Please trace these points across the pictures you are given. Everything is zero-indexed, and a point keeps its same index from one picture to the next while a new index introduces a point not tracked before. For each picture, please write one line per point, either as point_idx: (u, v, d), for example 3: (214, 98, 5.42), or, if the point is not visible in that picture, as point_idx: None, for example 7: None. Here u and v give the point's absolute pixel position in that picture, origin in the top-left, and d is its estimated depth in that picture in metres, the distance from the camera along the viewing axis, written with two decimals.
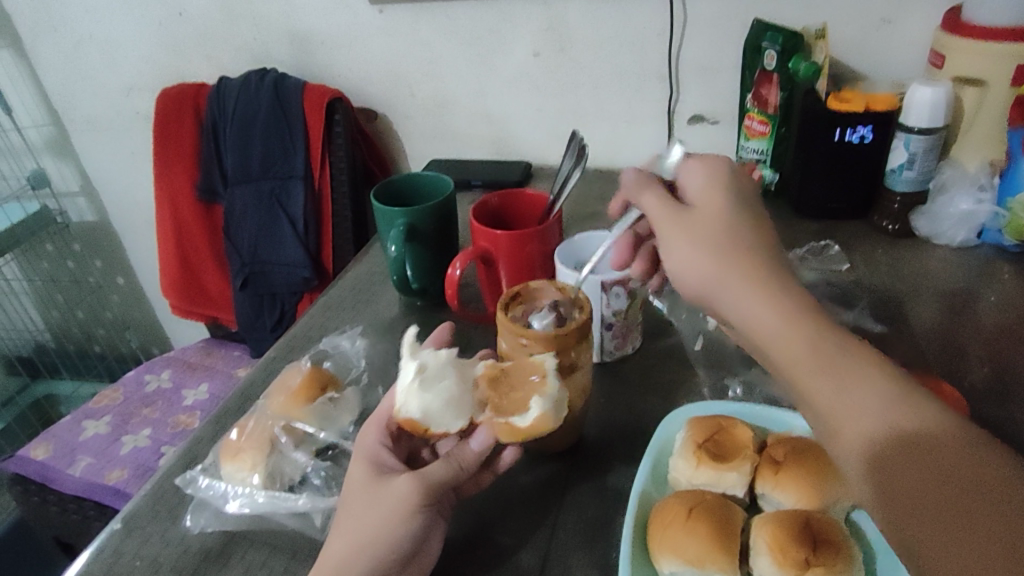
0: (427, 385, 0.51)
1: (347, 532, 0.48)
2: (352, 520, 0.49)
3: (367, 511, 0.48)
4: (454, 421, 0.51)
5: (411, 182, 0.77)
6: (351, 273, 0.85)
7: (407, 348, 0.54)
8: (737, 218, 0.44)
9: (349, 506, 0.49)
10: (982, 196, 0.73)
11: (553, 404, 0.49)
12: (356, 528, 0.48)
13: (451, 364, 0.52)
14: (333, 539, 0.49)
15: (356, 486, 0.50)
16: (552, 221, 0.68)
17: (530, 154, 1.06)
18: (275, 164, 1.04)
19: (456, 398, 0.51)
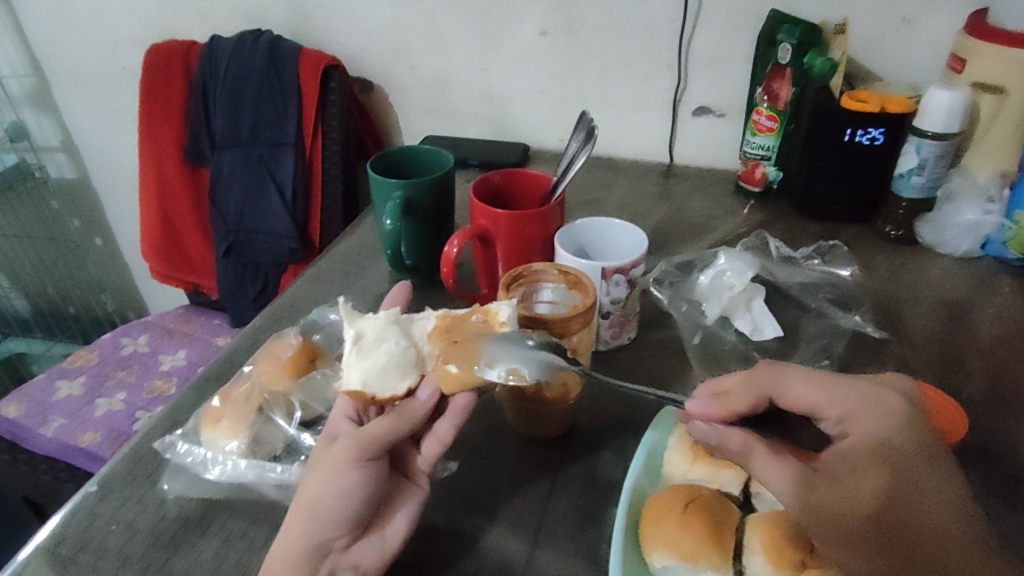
0: (364, 353, 0.47)
1: (304, 499, 0.47)
2: (307, 490, 0.47)
3: (322, 470, 0.47)
4: (402, 381, 0.47)
5: (408, 156, 0.75)
6: (342, 246, 0.83)
7: (344, 314, 0.49)
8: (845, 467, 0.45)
9: (308, 477, 0.48)
10: (990, 207, 0.73)
11: (500, 351, 0.47)
12: (310, 490, 0.47)
13: (394, 324, 0.48)
14: (292, 515, 0.47)
15: (319, 457, 0.49)
16: (555, 204, 0.65)
17: (529, 137, 1.04)
18: (266, 130, 1.01)
19: (400, 360, 0.47)
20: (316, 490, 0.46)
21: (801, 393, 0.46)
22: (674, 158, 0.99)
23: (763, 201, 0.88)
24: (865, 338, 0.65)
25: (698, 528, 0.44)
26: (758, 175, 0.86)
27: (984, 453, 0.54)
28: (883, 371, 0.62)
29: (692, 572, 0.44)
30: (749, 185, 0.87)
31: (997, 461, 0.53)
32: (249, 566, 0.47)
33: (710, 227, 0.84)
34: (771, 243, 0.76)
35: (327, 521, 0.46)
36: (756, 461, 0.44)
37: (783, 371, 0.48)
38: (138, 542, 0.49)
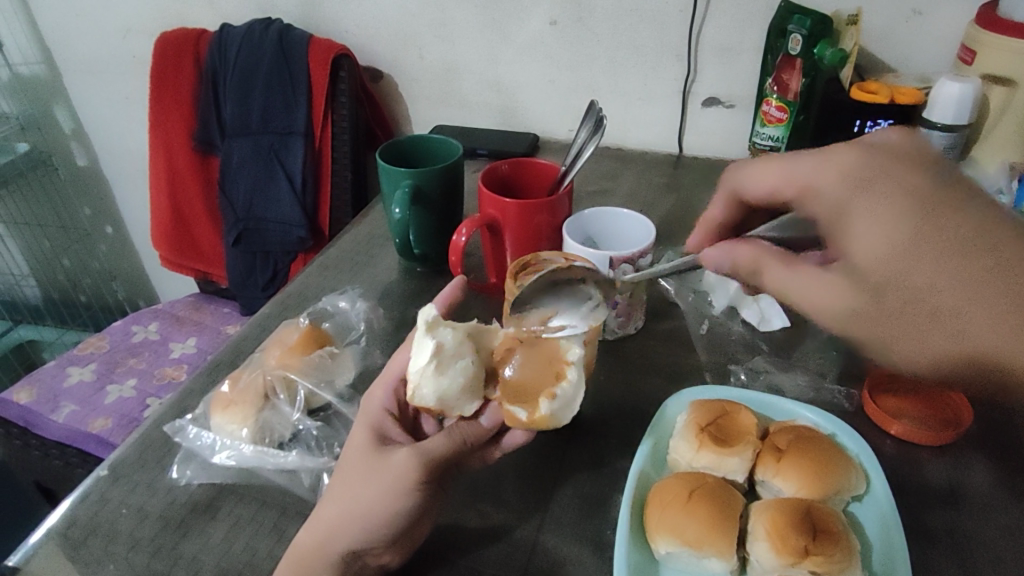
0: (444, 368, 0.48)
1: (345, 494, 0.47)
2: (348, 492, 0.46)
3: (367, 473, 0.47)
4: (469, 403, 0.50)
5: (419, 145, 0.75)
6: (351, 234, 0.84)
7: (422, 322, 0.50)
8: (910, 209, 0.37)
9: (344, 474, 0.48)
10: (999, 199, 0.71)
11: (564, 404, 0.47)
12: (349, 486, 0.47)
13: (466, 339, 0.50)
14: (326, 503, 0.47)
15: (356, 454, 0.48)
16: (562, 193, 0.66)
17: (537, 128, 1.04)
18: (275, 118, 1.02)
19: (472, 379, 0.50)
20: (360, 492, 0.46)
21: (756, 181, 0.53)
22: (682, 148, 0.99)
23: None
24: None
25: (705, 514, 0.45)
26: None
27: (988, 438, 0.54)
28: None
29: (695, 557, 0.44)
30: None
31: (1002, 448, 0.53)
32: (258, 550, 0.48)
33: None
34: None
35: (366, 525, 0.45)
36: (766, 274, 0.46)
37: (743, 170, 0.55)
38: (150, 525, 0.50)
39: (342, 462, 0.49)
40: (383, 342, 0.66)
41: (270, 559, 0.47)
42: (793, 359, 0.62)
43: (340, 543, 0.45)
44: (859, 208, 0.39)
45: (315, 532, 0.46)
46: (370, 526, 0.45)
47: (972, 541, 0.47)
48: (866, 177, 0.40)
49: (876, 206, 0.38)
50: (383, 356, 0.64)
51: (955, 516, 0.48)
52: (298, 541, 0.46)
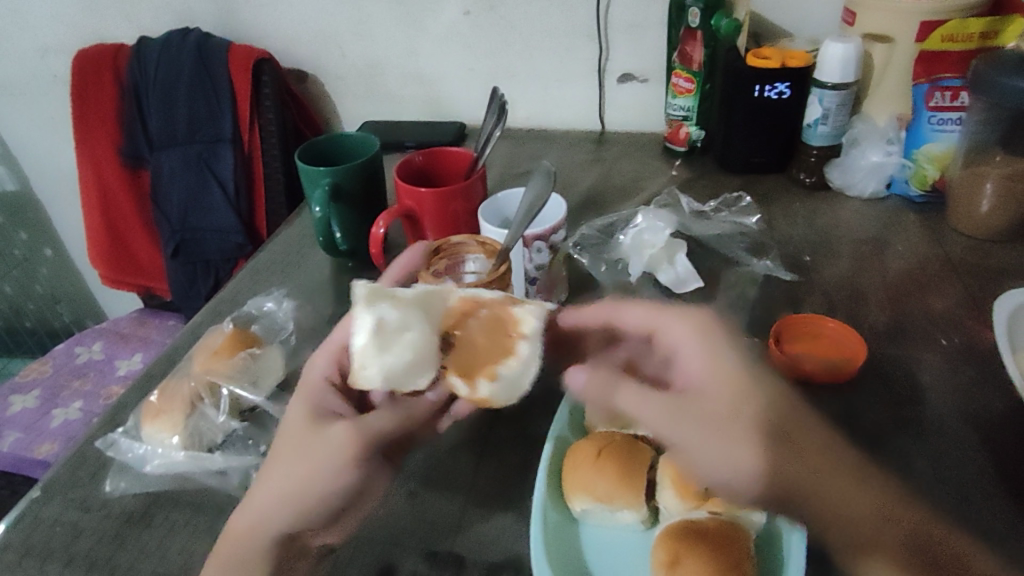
0: (387, 345, 0.48)
1: (281, 471, 0.49)
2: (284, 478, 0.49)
3: (305, 443, 0.50)
4: (423, 377, 0.49)
5: (338, 143, 0.76)
6: (282, 236, 0.84)
7: (362, 296, 0.48)
8: (738, 393, 0.48)
9: (284, 453, 0.50)
10: (890, 149, 0.79)
11: (509, 385, 0.49)
12: (284, 460, 0.50)
13: (416, 309, 0.49)
14: (260, 491, 0.50)
15: (295, 434, 0.51)
16: (476, 178, 0.68)
17: (462, 116, 1.06)
18: (201, 127, 1.02)
19: (420, 352, 0.48)
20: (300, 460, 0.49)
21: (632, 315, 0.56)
22: (604, 125, 1.01)
23: (688, 160, 0.91)
24: (777, 280, 0.69)
25: (608, 475, 0.47)
26: (682, 135, 0.90)
27: (884, 375, 0.58)
28: (794, 309, 0.66)
29: (608, 511, 0.47)
30: (674, 145, 0.91)
31: (896, 382, 0.58)
32: (195, 551, 0.49)
33: (638, 188, 0.87)
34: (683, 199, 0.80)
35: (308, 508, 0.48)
36: (621, 395, 0.50)
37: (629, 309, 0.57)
38: (83, 541, 0.51)
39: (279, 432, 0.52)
40: (314, 340, 0.68)
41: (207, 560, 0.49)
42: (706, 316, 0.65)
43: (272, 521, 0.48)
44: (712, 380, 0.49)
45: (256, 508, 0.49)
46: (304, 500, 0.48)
47: None
48: (725, 368, 0.50)
49: (722, 388, 0.49)
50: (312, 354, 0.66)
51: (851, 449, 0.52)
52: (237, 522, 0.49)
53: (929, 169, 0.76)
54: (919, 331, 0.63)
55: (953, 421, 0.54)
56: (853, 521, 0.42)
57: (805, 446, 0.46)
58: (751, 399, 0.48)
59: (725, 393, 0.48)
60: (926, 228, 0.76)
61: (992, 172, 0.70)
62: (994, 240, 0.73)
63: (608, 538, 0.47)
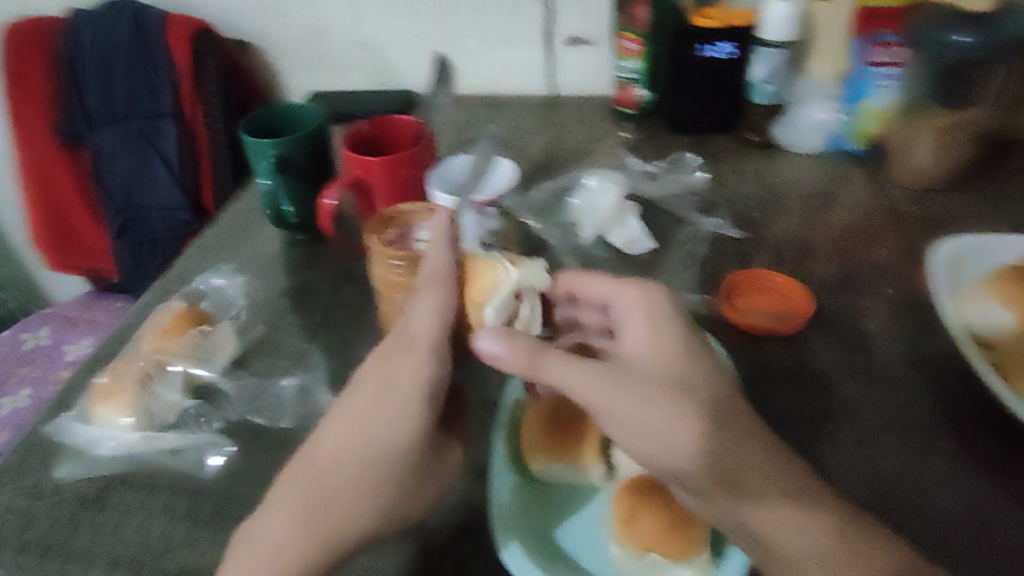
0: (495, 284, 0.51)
1: (341, 490, 0.44)
2: (319, 508, 0.43)
3: (375, 456, 0.44)
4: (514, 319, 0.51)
5: (281, 114, 0.74)
6: (230, 211, 0.82)
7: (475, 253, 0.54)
8: (686, 372, 0.44)
9: (338, 483, 0.44)
10: (834, 105, 0.80)
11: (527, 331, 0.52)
12: (353, 476, 0.44)
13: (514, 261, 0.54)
14: (277, 522, 0.43)
15: (384, 458, 0.44)
16: (424, 144, 0.67)
17: (411, 84, 1.04)
18: (142, 103, 0.99)
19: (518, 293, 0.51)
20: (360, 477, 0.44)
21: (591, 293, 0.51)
22: (555, 90, 1.01)
23: (638, 123, 0.92)
24: (726, 237, 0.70)
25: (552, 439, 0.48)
26: (632, 98, 0.90)
27: (827, 324, 0.60)
28: (742, 264, 0.67)
29: (566, 468, 0.48)
30: (624, 108, 0.91)
31: (838, 330, 0.60)
32: (152, 531, 0.49)
33: (590, 151, 0.87)
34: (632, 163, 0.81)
35: (326, 541, 0.43)
36: (549, 365, 0.44)
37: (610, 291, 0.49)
38: (36, 527, 0.50)
39: (346, 433, 0.45)
40: (267, 316, 0.67)
41: (165, 538, 0.49)
42: (657, 275, 0.66)
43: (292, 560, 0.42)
44: (655, 362, 0.45)
45: (273, 530, 0.42)
46: (327, 537, 0.43)
47: (815, 421, 0.52)
48: (660, 334, 0.46)
49: (663, 355, 0.45)
50: (265, 329, 0.65)
51: (799, 399, 0.54)
52: (250, 545, 0.42)
53: (871, 124, 0.77)
54: (861, 281, 0.65)
55: (896, 367, 0.56)
56: (761, 506, 0.41)
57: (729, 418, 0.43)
58: (686, 375, 0.44)
59: (660, 372, 0.44)
60: (868, 182, 0.78)
61: (930, 125, 0.72)
62: (934, 188, 0.76)
63: (568, 495, 0.49)
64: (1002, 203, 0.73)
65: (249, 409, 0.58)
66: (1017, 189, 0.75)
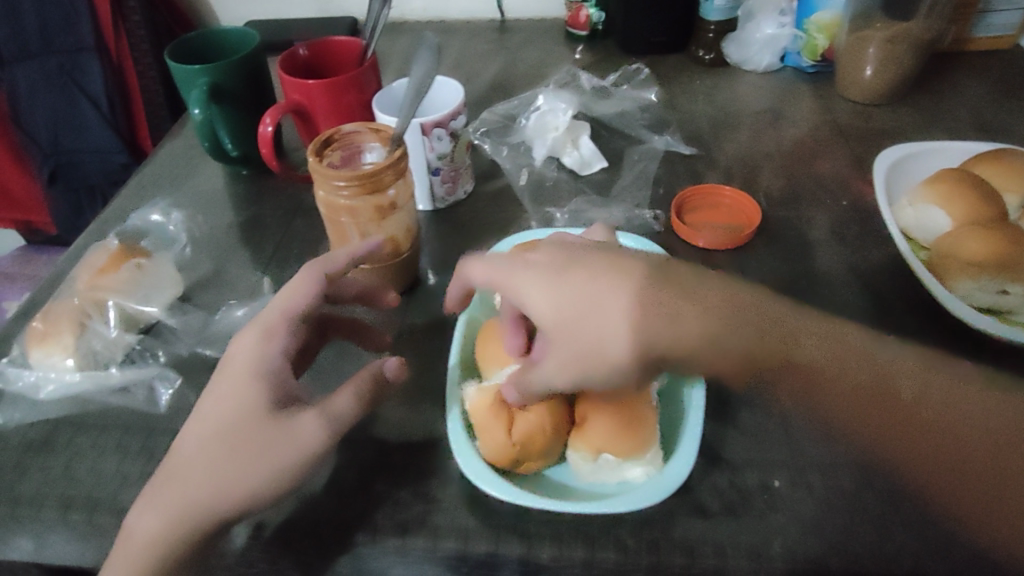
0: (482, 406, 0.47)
1: (193, 470, 0.41)
2: (175, 485, 0.41)
3: (220, 419, 0.43)
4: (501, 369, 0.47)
5: (210, 39, 0.70)
6: (166, 149, 0.78)
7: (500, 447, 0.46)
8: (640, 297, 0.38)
9: (187, 465, 0.42)
10: (784, 21, 0.79)
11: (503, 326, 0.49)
12: (205, 449, 0.42)
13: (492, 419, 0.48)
14: (146, 514, 0.41)
15: (236, 425, 0.42)
16: (368, 67, 0.64)
17: (352, 10, 0.99)
18: (57, 36, 0.91)
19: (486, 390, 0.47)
20: (207, 446, 0.42)
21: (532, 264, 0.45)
22: (503, 13, 0.98)
23: (590, 46, 0.89)
24: (680, 155, 0.70)
25: (502, 437, 0.43)
26: (583, 18, 0.87)
27: (778, 235, 0.61)
28: (696, 181, 0.67)
29: None
30: (575, 30, 0.89)
31: (788, 241, 0.60)
32: (104, 471, 0.48)
33: (541, 75, 0.85)
34: (582, 78, 0.79)
35: (194, 516, 0.40)
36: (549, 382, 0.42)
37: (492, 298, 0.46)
38: None
39: (201, 412, 0.44)
40: (212, 253, 0.64)
41: (117, 478, 0.47)
42: (612, 194, 0.66)
43: (160, 534, 0.40)
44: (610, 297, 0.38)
45: (150, 519, 0.40)
46: (188, 506, 0.40)
47: None
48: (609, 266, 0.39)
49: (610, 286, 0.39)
50: (211, 266, 0.63)
51: None
52: (129, 539, 0.41)
53: (820, 39, 0.77)
54: (811, 193, 0.65)
55: (836, 271, 0.58)
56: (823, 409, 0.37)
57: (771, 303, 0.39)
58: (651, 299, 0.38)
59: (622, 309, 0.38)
60: (817, 97, 0.78)
61: (875, 36, 0.72)
62: (876, 103, 0.76)
63: None
64: (942, 114, 0.74)
65: (198, 341, 0.56)
66: (959, 98, 0.76)
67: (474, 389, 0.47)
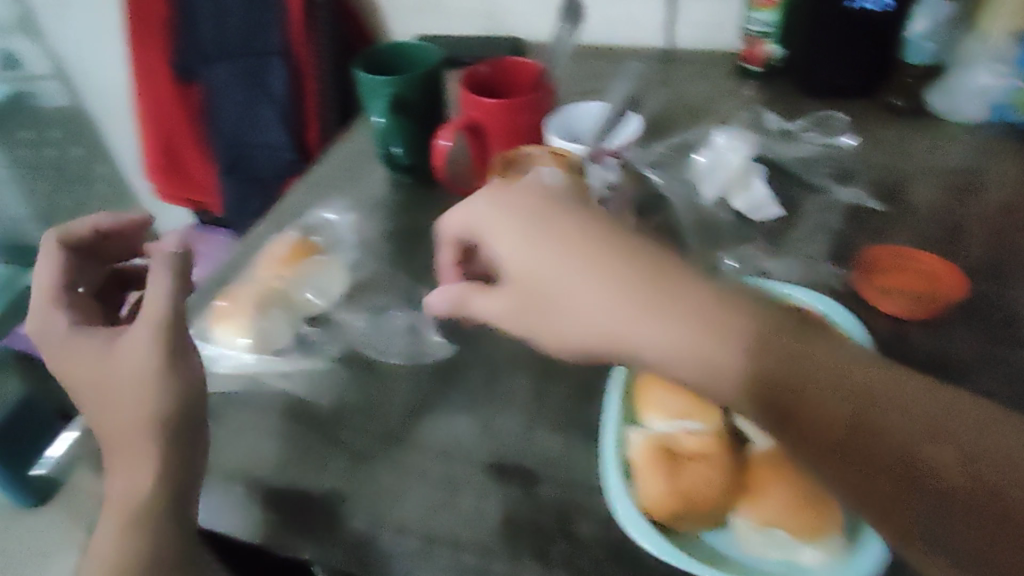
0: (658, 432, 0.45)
1: (130, 442, 0.44)
2: (127, 460, 0.44)
3: (140, 389, 0.45)
4: (680, 420, 0.46)
5: (398, 53, 0.72)
6: (339, 149, 0.82)
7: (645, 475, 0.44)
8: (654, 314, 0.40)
9: (124, 438, 0.45)
10: (1002, 70, 0.71)
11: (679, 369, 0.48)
12: (132, 422, 0.44)
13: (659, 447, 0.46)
14: (112, 492, 0.44)
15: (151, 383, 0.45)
16: (546, 90, 0.64)
17: (520, 31, 1.01)
18: (253, 40, 0.99)
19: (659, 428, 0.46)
20: (134, 421, 0.44)
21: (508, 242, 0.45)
22: (670, 43, 0.95)
23: (767, 82, 0.85)
24: (864, 210, 0.65)
25: (665, 487, 0.42)
26: (760, 54, 0.84)
27: (978, 313, 0.54)
28: (880, 240, 0.61)
29: (682, 425, 0.46)
30: (750, 65, 0.85)
31: (990, 320, 0.54)
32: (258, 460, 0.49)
33: (709, 110, 0.82)
34: (770, 120, 0.77)
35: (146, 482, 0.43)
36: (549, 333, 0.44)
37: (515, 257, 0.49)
38: None
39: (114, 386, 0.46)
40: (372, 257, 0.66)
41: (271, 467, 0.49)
42: (782, 246, 0.61)
43: (147, 495, 0.43)
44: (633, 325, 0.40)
45: (118, 492, 0.44)
46: (160, 464, 0.43)
47: None
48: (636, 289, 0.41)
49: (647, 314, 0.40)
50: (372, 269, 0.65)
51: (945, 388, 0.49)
52: (108, 514, 0.44)
53: None
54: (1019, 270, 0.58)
55: None
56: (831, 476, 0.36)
57: (723, 312, 0.40)
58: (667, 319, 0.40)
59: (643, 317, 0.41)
60: None
61: None
62: None
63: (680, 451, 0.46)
64: None
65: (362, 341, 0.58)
66: None
67: (640, 434, 0.46)
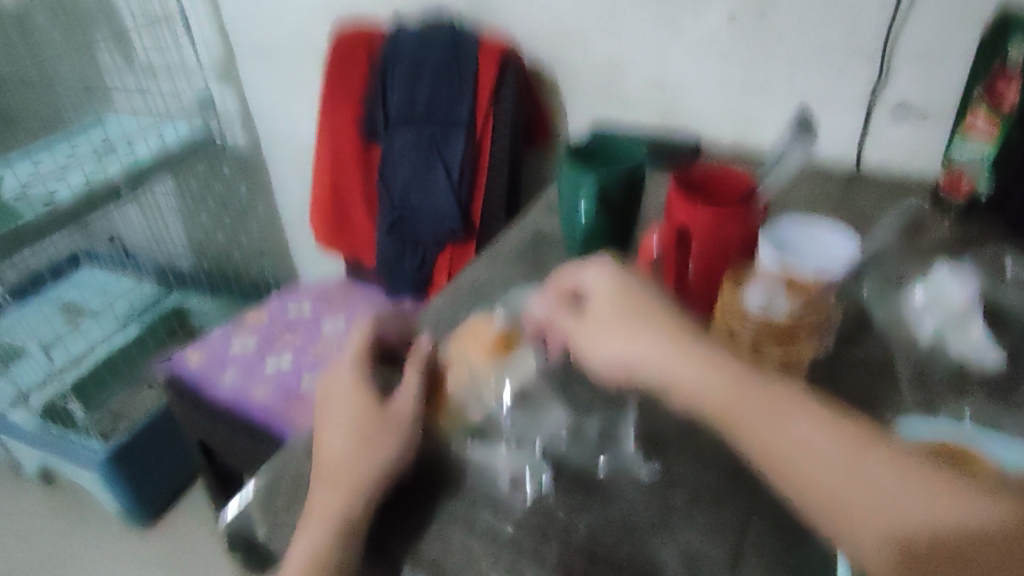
0: None
1: (332, 487, 0.48)
2: (324, 500, 0.47)
3: (352, 437, 0.50)
4: None
5: (602, 147, 0.74)
6: (520, 228, 0.83)
7: None
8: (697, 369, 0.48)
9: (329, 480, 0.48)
10: None
11: None
12: (341, 470, 0.49)
13: None
14: (300, 537, 0.46)
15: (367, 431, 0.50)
16: (758, 205, 0.62)
17: (699, 129, 1.01)
18: (439, 110, 1.04)
19: None
20: (346, 462, 0.49)
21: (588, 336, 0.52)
22: (860, 160, 0.93)
23: (966, 215, 0.80)
24: None
25: None
26: (964, 185, 0.79)
27: None
28: None
29: None
30: (953, 196, 0.80)
31: None
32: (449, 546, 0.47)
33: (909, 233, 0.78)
34: (1007, 261, 0.71)
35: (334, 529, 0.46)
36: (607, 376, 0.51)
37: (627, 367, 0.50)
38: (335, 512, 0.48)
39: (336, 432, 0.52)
40: None
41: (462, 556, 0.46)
42: (1014, 399, 0.56)
43: (327, 547, 0.45)
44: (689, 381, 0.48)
45: (304, 541, 0.46)
46: (343, 515, 0.46)
47: None
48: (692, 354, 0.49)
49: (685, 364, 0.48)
50: None
51: None
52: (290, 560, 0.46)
53: None
54: None
55: None
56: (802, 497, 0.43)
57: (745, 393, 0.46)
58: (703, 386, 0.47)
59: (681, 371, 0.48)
60: None
61: None
62: None
63: None
64: None
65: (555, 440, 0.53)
66: None
67: None
